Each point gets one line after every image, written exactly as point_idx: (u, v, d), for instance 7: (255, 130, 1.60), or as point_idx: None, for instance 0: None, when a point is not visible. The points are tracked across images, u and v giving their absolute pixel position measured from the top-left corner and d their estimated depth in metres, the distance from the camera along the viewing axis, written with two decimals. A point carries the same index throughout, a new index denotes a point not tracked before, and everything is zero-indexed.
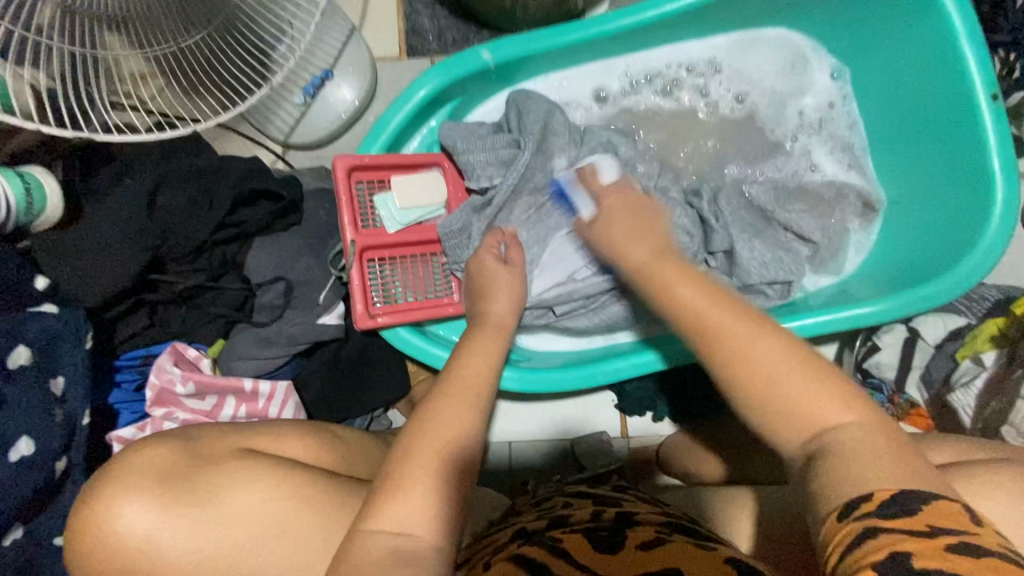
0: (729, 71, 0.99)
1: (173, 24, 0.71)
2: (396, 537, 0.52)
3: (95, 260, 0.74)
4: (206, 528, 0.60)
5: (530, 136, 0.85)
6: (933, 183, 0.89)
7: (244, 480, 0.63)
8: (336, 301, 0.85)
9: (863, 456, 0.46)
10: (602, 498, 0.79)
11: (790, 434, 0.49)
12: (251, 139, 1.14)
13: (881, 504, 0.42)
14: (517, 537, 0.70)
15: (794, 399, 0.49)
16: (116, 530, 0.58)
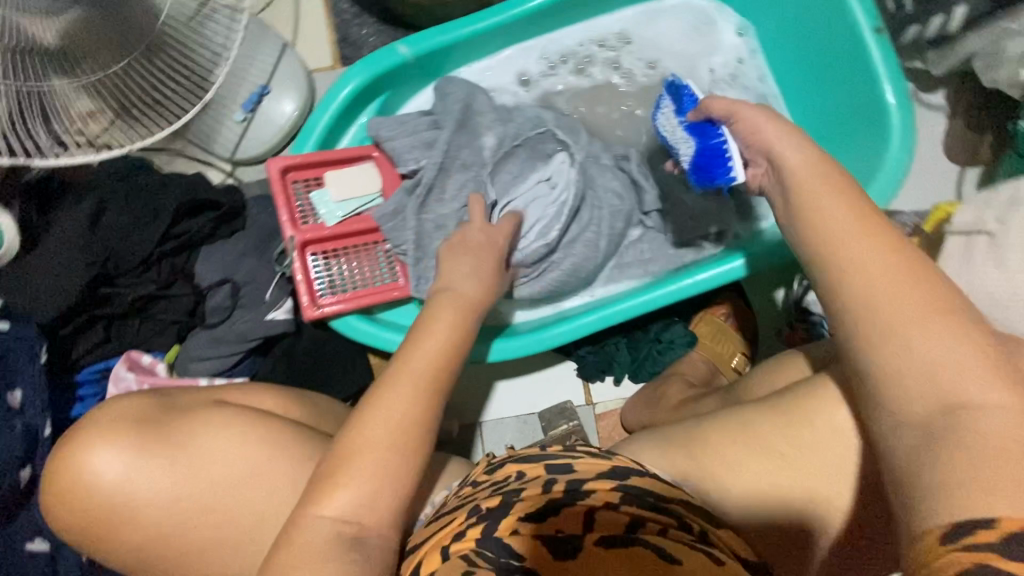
0: (641, 39, 1.03)
1: (108, 56, 0.69)
2: (338, 522, 0.57)
3: (44, 279, 0.78)
4: (178, 470, 0.66)
5: (449, 116, 0.90)
6: (841, 121, 0.93)
7: (213, 427, 0.68)
8: (283, 297, 0.89)
9: (993, 446, 0.40)
10: (559, 461, 0.69)
11: (916, 405, 0.43)
12: (200, 160, 1.19)
13: (996, 534, 0.37)
14: (467, 518, 0.64)
15: (930, 365, 0.43)
16: (91, 473, 0.64)
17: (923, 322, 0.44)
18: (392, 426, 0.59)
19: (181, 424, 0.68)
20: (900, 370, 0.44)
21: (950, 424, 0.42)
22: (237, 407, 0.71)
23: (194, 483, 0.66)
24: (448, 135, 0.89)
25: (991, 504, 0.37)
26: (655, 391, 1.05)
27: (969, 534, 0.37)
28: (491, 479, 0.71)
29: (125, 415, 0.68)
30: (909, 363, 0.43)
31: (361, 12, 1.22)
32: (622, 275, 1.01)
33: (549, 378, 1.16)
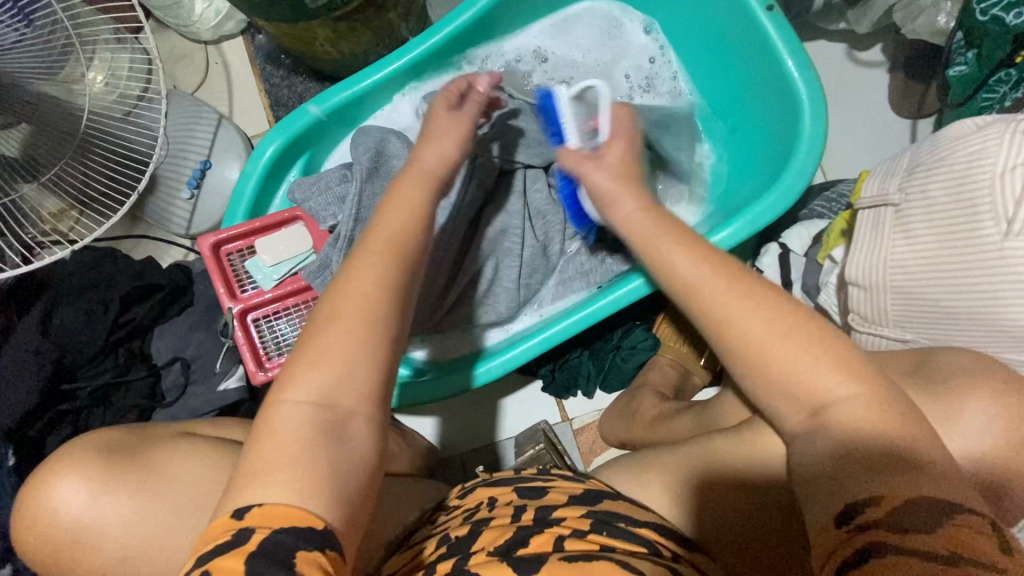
0: (549, 54, 1.04)
1: (53, 150, 0.87)
2: (312, 410, 0.50)
3: (5, 385, 0.83)
4: (142, 500, 0.65)
5: (359, 167, 0.92)
6: (755, 103, 0.91)
7: (183, 455, 0.69)
8: (233, 365, 0.93)
9: (855, 428, 0.51)
10: (530, 487, 0.73)
11: (792, 409, 0.54)
12: (163, 240, 1.25)
13: (883, 510, 0.46)
14: (435, 550, 0.66)
15: (787, 369, 0.53)
16: (56, 507, 0.63)
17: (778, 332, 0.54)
18: (360, 300, 0.54)
19: (149, 453, 0.68)
20: (773, 371, 0.54)
21: (825, 420, 0.52)
22: (201, 441, 0.72)
23: (145, 519, 0.65)
24: (358, 187, 0.91)
25: (878, 482, 0.47)
26: (629, 403, 1.04)
27: (863, 514, 0.46)
28: (463, 505, 0.74)
29: (95, 446, 0.68)
30: (786, 371, 0.53)
31: (289, 73, 1.26)
32: (567, 290, 1.00)
33: (521, 401, 1.15)
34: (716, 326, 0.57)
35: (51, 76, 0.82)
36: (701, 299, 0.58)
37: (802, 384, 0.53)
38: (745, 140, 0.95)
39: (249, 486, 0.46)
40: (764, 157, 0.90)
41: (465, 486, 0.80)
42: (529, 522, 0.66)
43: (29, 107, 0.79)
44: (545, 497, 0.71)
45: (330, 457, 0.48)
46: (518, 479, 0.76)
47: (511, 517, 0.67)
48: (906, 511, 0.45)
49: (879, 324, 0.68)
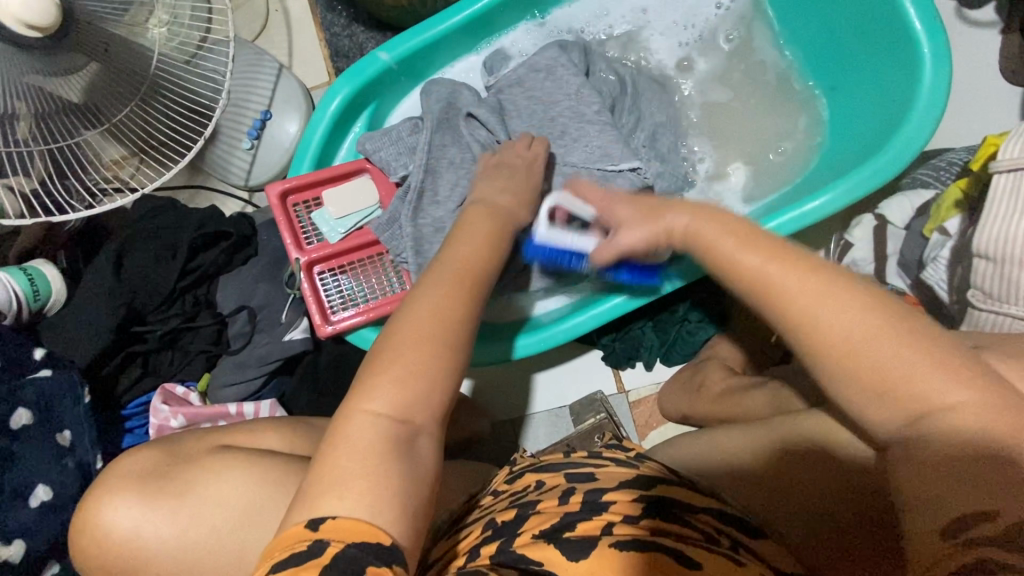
0: (632, 5, 0.98)
1: (119, 97, 0.84)
2: (389, 422, 0.51)
3: (79, 325, 0.84)
4: (186, 518, 0.66)
5: (430, 116, 0.88)
6: (859, 61, 0.85)
7: (218, 473, 0.69)
8: (298, 317, 0.92)
9: (974, 428, 0.43)
10: (578, 471, 0.70)
11: (886, 416, 0.45)
12: (220, 192, 1.24)
13: (995, 529, 0.42)
14: (484, 532, 0.64)
15: (901, 371, 0.43)
16: (108, 524, 0.66)
17: (896, 336, 0.44)
18: (429, 315, 0.57)
19: (187, 471, 0.69)
20: (862, 378, 0.45)
21: (925, 426, 0.44)
22: (241, 451, 0.72)
23: (196, 529, 0.66)
24: (430, 138, 0.87)
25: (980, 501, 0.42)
26: (692, 377, 1.00)
27: (973, 528, 0.43)
28: (512, 488, 0.72)
29: (137, 469, 0.69)
30: (880, 366, 0.44)
31: (349, 23, 1.23)
32: None
33: (577, 369, 1.12)
34: (806, 327, 0.46)
35: (118, 19, 0.79)
36: (785, 293, 0.47)
37: (916, 390, 0.43)
38: (843, 103, 0.88)
39: (325, 497, 0.46)
40: (867, 120, 0.83)
41: (514, 470, 0.77)
42: (575, 508, 0.63)
43: (101, 48, 0.77)
44: (596, 480, 0.67)
45: (399, 472, 0.49)
46: (568, 462, 0.73)
47: (560, 499, 0.65)
48: (1017, 537, 0.42)
49: (1008, 302, 0.62)
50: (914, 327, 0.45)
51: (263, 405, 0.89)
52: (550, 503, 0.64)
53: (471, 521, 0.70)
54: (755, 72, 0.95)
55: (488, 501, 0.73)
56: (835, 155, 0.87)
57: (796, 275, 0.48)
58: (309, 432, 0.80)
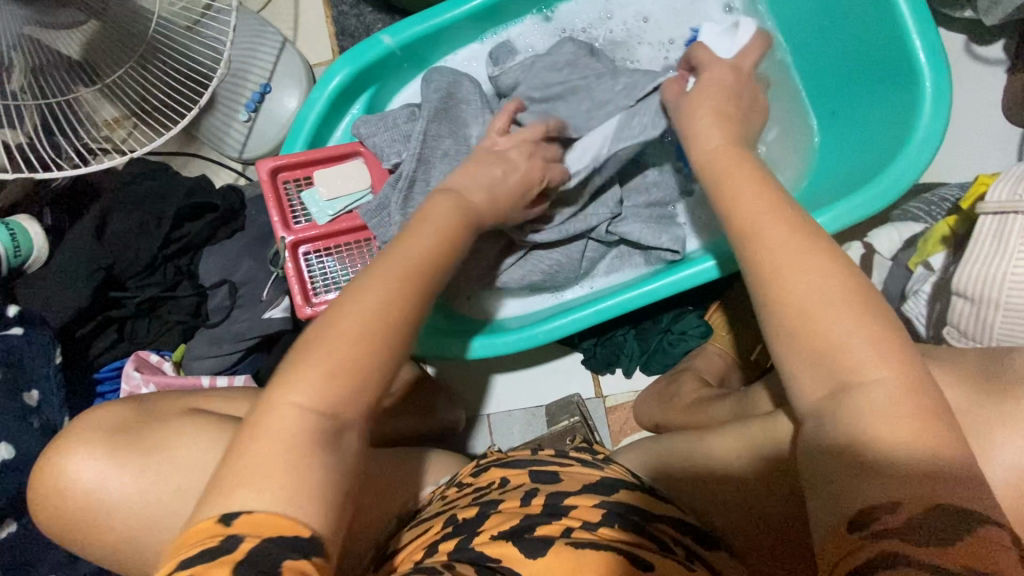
0: (639, 12, 0.98)
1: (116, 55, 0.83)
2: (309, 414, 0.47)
3: (55, 286, 0.83)
4: (149, 478, 0.65)
5: (428, 104, 0.87)
6: (860, 87, 0.85)
7: (186, 433, 0.68)
8: (280, 295, 0.91)
9: (887, 416, 0.45)
10: (542, 472, 0.70)
11: (809, 387, 0.48)
12: (214, 162, 1.23)
13: (901, 520, 0.41)
14: (443, 528, 0.64)
15: (834, 350, 0.47)
16: (73, 475, 0.65)
17: (840, 317, 0.48)
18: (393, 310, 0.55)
19: (157, 430, 0.68)
20: (799, 357, 0.49)
21: (846, 408, 0.46)
22: (211, 416, 0.70)
23: (160, 489, 0.65)
24: (426, 127, 0.86)
25: (890, 490, 0.42)
26: (668, 387, 1.01)
27: (878, 520, 0.42)
28: (475, 484, 0.73)
29: (104, 424, 0.69)
30: (811, 333, 0.48)
31: (358, 2, 1.21)
32: (624, 262, 0.95)
33: (557, 371, 1.13)
34: (778, 294, 0.51)
35: None
36: (783, 265, 0.51)
37: (846, 369, 0.47)
38: (842, 129, 0.88)
39: (238, 490, 0.44)
40: (865, 148, 0.83)
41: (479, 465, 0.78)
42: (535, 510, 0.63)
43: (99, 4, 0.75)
44: (560, 483, 0.68)
45: (320, 467, 0.46)
46: (535, 461, 0.74)
47: (522, 503, 0.65)
48: (919, 527, 0.40)
49: (979, 340, 0.62)
50: (854, 309, 0.48)
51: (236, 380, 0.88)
52: (510, 505, 0.64)
53: (431, 515, 0.70)
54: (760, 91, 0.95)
55: (450, 494, 0.73)
56: (828, 180, 0.87)
57: (799, 256, 0.52)
58: None
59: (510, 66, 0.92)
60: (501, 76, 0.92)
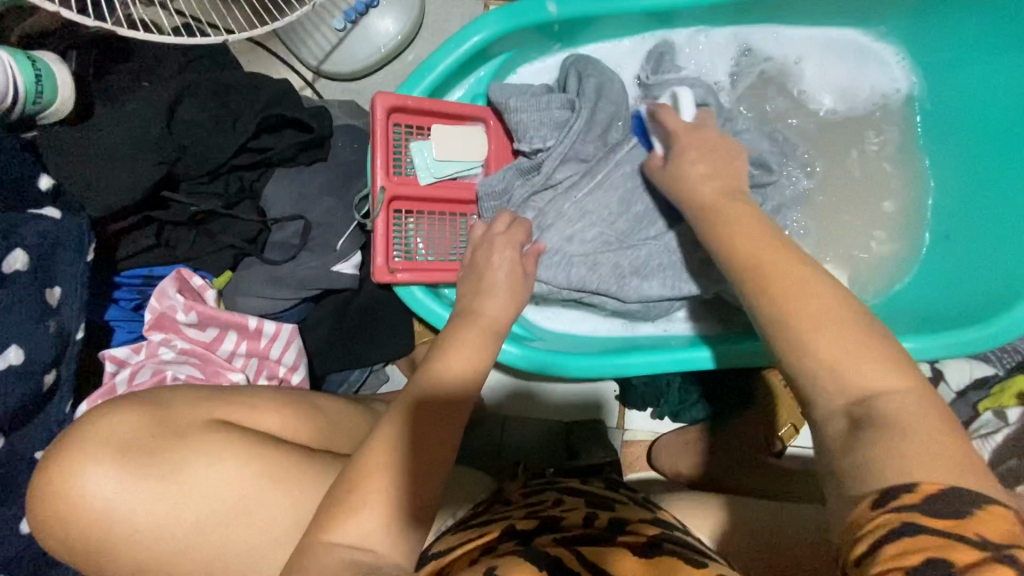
0: (803, 65, 0.92)
1: None
2: (355, 551, 0.54)
3: (99, 167, 0.68)
4: (168, 505, 0.60)
5: (587, 101, 0.80)
6: (988, 224, 0.82)
7: (207, 458, 0.62)
8: (354, 250, 0.81)
9: (915, 434, 0.44)
10: (599, 501, 0.78)
11: (834, 395, 0.49)
12: (282, 60, 1.05)
13: (916, 497, 0.40)
14: (501, 534, 0.68)
15: (845, 353, 0.49)
16: (77, 501, 0.58)
17: (868, 364, 0.49)
18: (472, 371, 0.65)
19: (170, 451, 0.61)
20: (831, 384, 0.49)
21: (878, 411, 0.47)
22: (238, 431, 0.64)
23: (177, 522, 0.60)
24: (584, 121, 0.80)
25: (904, 473, 0.42)
26: (700, 442, 1.04)
27: (894, 498, 0.40)
28: (530, 501, 0.79)
29: (111, 440, 0.60)
30: (825, 355, 0.50)
31: None
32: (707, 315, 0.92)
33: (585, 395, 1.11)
34: (788, 299, 0.53)
35: None
36: (785, 278, 0.54)
37: (842, 373, 0.49)
38: (947, 256, 0.86)
39: None
40: (965, 286, 0.82)
41: (528, 488, 0.84)
42: (597, 532, 0.68)
43: None
44: (616, 510, 0.75)
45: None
46: (590, 492, 0.81)
47: (585, 523, 0.71)
48: (933, 503, 0.39)
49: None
50: (885, 357, 0.49)
51: (284, 329, 0.78)
52: (573, 527, 0.69)
53: (485, 523, 0.74)
54: (890, 188, 0.91)
55: (505, 508, 0.79)
56: (910, 307, 0.85)
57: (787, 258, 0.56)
58: (304, 406, 0.71)
59: (667, 76, 0.86)
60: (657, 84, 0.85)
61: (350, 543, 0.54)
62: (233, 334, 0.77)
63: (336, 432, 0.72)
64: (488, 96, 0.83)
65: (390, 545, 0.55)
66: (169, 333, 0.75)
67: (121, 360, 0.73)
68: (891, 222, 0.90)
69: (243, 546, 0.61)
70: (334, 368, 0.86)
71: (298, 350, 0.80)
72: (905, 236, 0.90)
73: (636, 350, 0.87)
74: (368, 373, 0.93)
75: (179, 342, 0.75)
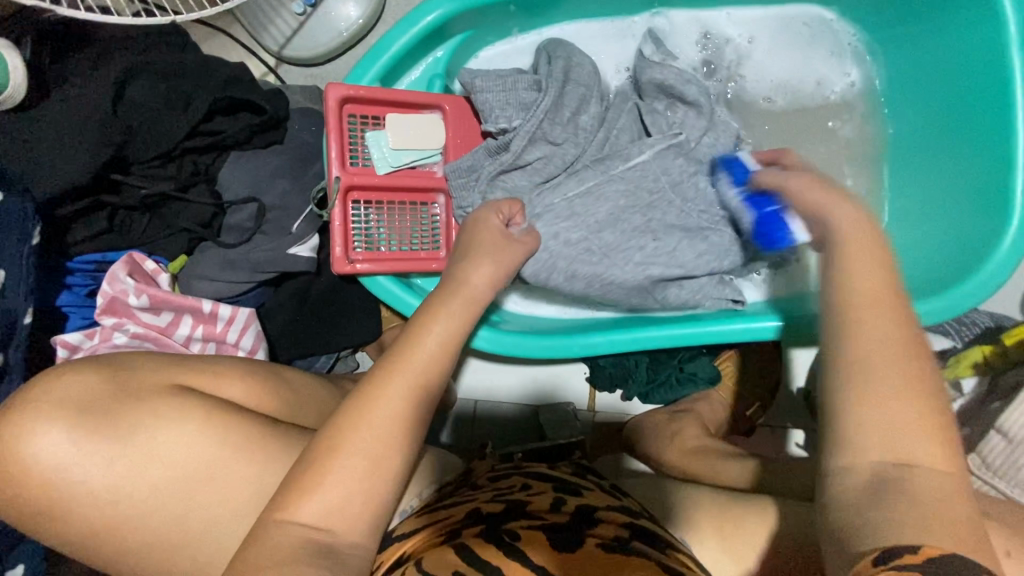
0: (765, 37, 0.92)
1: None
2: (310, 531, 0.52)
3: (45, 150, 0.68)
4: (127, 465, 0.58)
5: (554, 80, 0.80)
6: (943, 196, 0.82)
7: (168, 422, 0.60)
8: (311, 233, 0.81)
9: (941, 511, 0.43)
10: (565, 486, 0.78)
11: (869, 457, 0.46)
12: (243, 46, 1.04)
13: (919, 559, 0.39)
14: (466, 518, 0.69)
15: (901, 421, 0.46)
16: (27, 459, 0.56)
17: (910, 418, 0.46)
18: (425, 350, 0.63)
19: (129, 411, 0.60)
20: (870, 433, 0.47)
21: (902, 482, 0.44)
22: (199, 400, 0.63)
23: (132, 482, 0.58)
24: (553, 100, 0.79)
25: (910, 539, 0.41)
26: (670, 423, 0.99)
27: (895, 559, 0.40)
28: (496, 484, 0.78)
29: (70, 396, 0.59)
30: (877, 410, 0.47)
31: None
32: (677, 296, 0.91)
33: (556, 375, 1.10)
34: (856, 363, 0.49)
35: None
36: (866, 322, 0.51)
37: (886, 439, 0.46)
38: (906, 231, 0.86)
39: None
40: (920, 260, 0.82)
41: (496, 471, 0.84)
42: (564, 518, 0.68)
43: None
44: (584, 496, 0.75)
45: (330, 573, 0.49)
46: (557, 477, 0.81)
47: (551, 507, 0.71)
48: (935, 566, 0.38)
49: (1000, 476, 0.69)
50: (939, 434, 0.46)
51: (241, 312, 0.79)
52: (540, 512, 0.69)
53: (449, 504, 0.74)
54: (850, 166, 0.92)
55: (472, 490, 0.78)
56: None
57: (881, 312, 0.51)
58: (268, 385, 0.71)
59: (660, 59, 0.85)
60: (653, 66, 0.84)
61: (310, 523, 0.53)
62: (188, 318, 0.77)
63: (298, 408, 0.72)
64: (458, 80, 0.83)
65: (336, 518, 0.53)
66: (121, 318, 0.74)
67: (73, 346, 0.72)
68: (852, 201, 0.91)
69: (184, 530, 0.59)
70: (296, 354, 0.85)
71: (256, 334, 0.80)
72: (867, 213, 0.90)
73: (596, 329, 0.86)
74: (334, 358, 0.91)
75: (131, 325, 0.74)
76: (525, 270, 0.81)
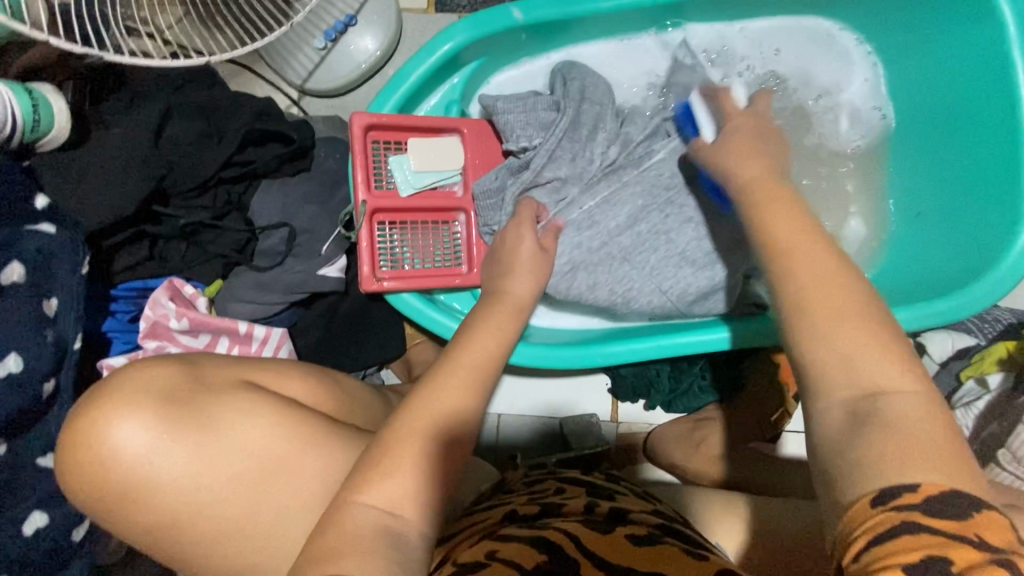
0: (769, 47, 0.94)
1: None
2: (384, 516, 0.54)
3: (95, 185, 0.72)
4: (201, 456, 0.60)
5: (571, 100, 0.84)
6: (956, 194, 0.83)
7: (241, 415, 0.63)
8: (339, 254, 0.84)
9: (923, 445, 0.45)
10: (602, 491, 0.79)
11: (838, 389, 0.49)
12: (268, 81, 1.09)
13: (916, 497, 0.42)
14: (503, 519, 0.70)
15: (862, 372, 0.49)
16: (113, 447, 0.58)
17: (846, 302, 0.51)
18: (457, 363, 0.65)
19: (206, 404, 0.62)
20: (832, 366, 0.50)
21: (879, 415, 0.47)
22: (267, 397, 0.65)
23: (207, 472, 0.61)
24: (572, 121, 0.83)
25: (901, 477, 0.43)
26: (693, 431, 1.03)
27: (897, 494, 0.43)
28: (532, 489, 0.80)
29: (149, 388, 0.61)
30: (838, 372, 0.50)
31: None
32: None
33: (578, 386, 1.09)
34: (817, 332, 0.51)
35: None
36: (811, 291, 0.53)
37: (859, 379, 0.49)
38: (918, 231, 0.88)
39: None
40: (933, 260, 0.84)
41: (530, 477, 0.85)
42: (597, 519, 0.69)
43: None
44: (617, 501, 0.76)
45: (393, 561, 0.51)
46: (591, 482, 0.82)
47: (585, 511, 0.72)
48: (931, 504, 0.41)
49: None
50: (880, 327, 0.50)
51: (274, 333, 0.83)
52: (574, 514, 0.70)
53: (488, 508, 0.76)
54: (861, 168, 0.93)
55: (508, 496, 0.80)
56: (884, 284, 0.87)
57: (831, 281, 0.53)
58: (316, 385, 0.73)
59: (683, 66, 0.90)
60: (678, 69, 0.90)
61: (379, 506, 0.54)
62: (225, 340, 0.81)
63: (342, 412, 0.74)
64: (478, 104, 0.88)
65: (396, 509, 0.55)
66: (163, 341, 0.78)
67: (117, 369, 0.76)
68: (866, 202, 0.93)
69: (225, 542, 0.61)
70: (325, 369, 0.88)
71: (288, 353, 0.84)
72: (882, 213, 0.92)
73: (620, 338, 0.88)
74: (364, 374, 0.94)
75: (173, 348, 0.78)
76: (548, 287, 0.84)
